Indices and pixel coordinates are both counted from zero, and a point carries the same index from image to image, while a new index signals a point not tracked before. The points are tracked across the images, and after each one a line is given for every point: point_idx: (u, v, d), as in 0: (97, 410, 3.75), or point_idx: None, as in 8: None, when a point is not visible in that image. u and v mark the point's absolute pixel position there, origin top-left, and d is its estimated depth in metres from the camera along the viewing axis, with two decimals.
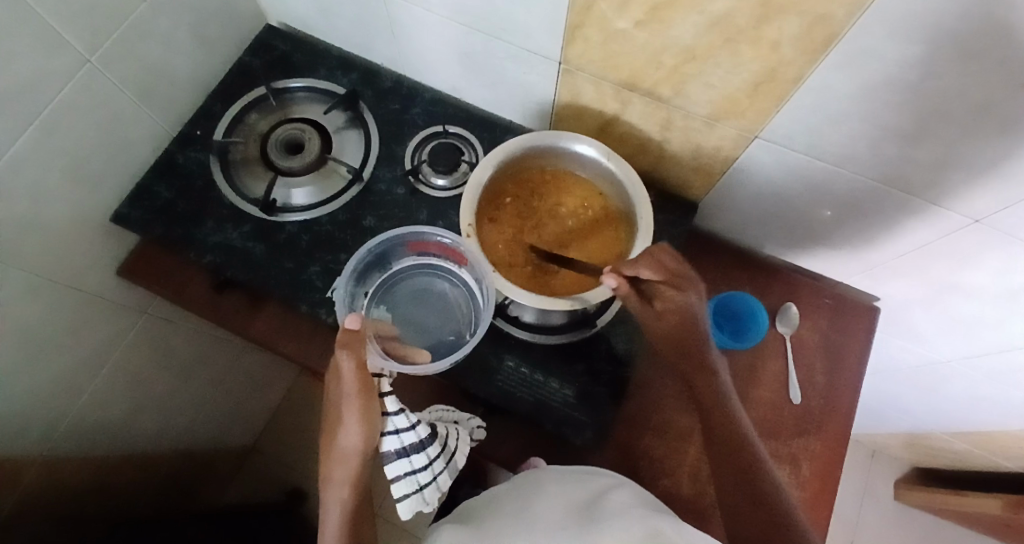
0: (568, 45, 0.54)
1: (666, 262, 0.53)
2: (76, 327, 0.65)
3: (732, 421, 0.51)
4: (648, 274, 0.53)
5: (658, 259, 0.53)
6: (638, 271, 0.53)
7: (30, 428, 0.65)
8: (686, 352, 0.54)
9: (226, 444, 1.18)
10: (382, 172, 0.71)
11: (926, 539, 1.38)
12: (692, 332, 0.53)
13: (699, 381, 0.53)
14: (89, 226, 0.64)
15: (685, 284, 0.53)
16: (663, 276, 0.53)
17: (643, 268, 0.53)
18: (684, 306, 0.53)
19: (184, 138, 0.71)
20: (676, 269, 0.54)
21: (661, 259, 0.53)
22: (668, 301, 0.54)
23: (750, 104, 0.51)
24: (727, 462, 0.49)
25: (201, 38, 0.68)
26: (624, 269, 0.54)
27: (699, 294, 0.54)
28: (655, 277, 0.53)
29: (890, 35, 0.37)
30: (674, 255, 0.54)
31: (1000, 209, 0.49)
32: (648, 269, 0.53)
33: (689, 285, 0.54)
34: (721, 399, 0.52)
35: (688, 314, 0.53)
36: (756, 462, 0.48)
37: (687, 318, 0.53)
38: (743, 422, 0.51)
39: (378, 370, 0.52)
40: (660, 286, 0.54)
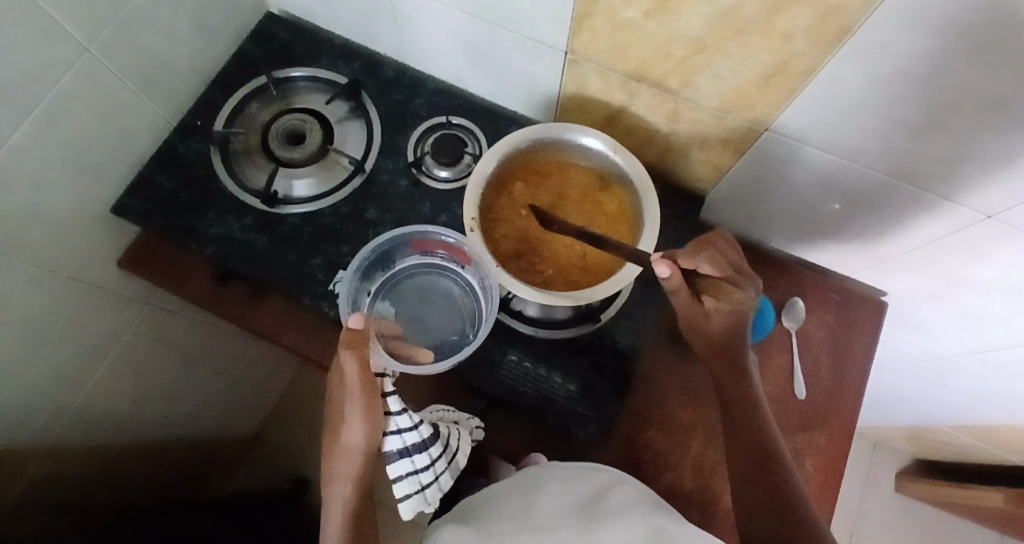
0: (574, 34, 0.53)
1: (726, 258, 0.54)
2: (78, 319, 0.65)
3: (756, 424, 0.52)
4: (708, 268, 0.53)
5: (719, 255, 0.54)
6: (699, 264, 0.54)
7: (35, 417, 0.65)
8: (728, 353, 0.55)
9: (231, 432, 1.19)
10: (385, 163, 0.70)
11: (926, 530, 1.39)
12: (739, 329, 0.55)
13: (729, 384, 0.55)
14: (90, 217, 0.63)
15: (745, 282, 0.54)
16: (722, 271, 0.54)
17: (703, 261, 0.53)
18: (739, 303, 0.54)
19: (184, 128, 0.70)
20: (734, 266, 0.55)
21: (722, 255, 0.54)
22: (725, 298, 0.55)
23: (760, 96, 0.50)
24: (749, 455, 0.51)
25: (200, 26, 0.67)
26: (682, 260, 0.54)
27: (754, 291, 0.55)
28: (715, 273, 0.54)
29: (907, 28, 0.36)
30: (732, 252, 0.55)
31: (1012, 205, 0.48)
32: (709, 263, 0.53)
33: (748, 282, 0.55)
34: (751, 401, 0.54)
35: (739, 311, 0.54)
36: (777, 464, 0.50)
37: (738, 315, 0.55)
38: (769, 423, 0.53)
39: (381, 370, 0.53)
40: (717, 280, 0.54)
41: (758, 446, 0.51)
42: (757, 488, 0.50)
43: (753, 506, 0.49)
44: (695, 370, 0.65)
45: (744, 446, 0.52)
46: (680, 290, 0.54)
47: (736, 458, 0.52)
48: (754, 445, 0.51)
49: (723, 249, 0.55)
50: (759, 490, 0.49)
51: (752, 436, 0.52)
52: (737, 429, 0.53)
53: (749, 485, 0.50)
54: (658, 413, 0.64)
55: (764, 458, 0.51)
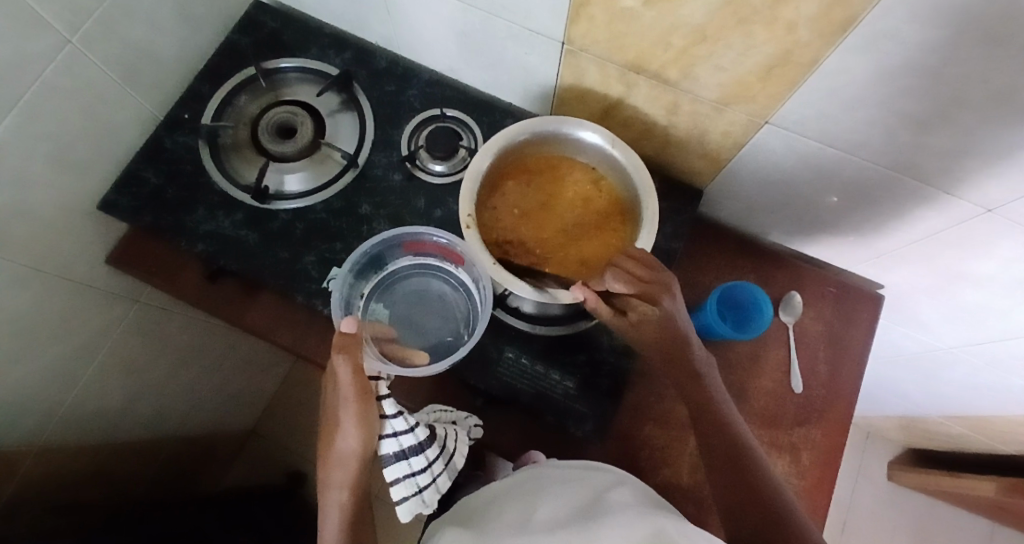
0: (572, 24, 0.51)
1: (636, 272, 0.52)
2: (66, 317, 0.64)
3: (725, 423, 0.52)
4: (618, 287, 0.52)
5: (627, 272, 0.52)
6: (609, 285, 0.52)
7: (25, 418, 0.64)
8: (673, 360, 0.54)
9: (225, 427, 1.19)
10: (378, 157, 0.68)
11: (917, 518, 1.41)
12: (672, 339, 0.53)
13: (689, 388, 0.54)
14: (75, 214, 0.62)
15: (659, 294, 0.52)
16: (633, 289, 0.52)
17: (612, 281, 0.52)
18: (658, 319, 0.52)
19: (171, 121, 0.68)
20: (648, 279, 0.52)
21: (631, 270, 0.52)
22: (641, 314, 0.53)
23: (762, 88, 0.49)
24: (724, 458, 0.51)
25: (185, 15, 0.65)
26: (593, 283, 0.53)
27: (671, 300, 0.52)
28: (627, 290, 0.52)
29: (917, 20, 0.35)
30: (647, 262, 0.53)
31: (1013, 198, 0.48)
32: (618, 282, 0.52)
33: (665, 293, 0.52)
34: (711, 402, 0.53)
35: (665, 324, 0.52)
36: (752, 460, 0.50)
37: (665, 327, 0.52)
38: (736, 422, 0.52)
39: (376, 373, 0.53)
40: (630, 298, 0.53)
41: (731, 445, 0.51)
42: (733, 490, 0.49)
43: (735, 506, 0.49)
44: None
45: (717, 446, 0.51)
46: (600, 311, 0.54)
47: (714, 460, 0.51)
48: (725, 445, 0.51)
49: (634, 265, 0.52)
50: (737, 490, 0.49)
51: (722, 435, 0.51)
52: (708, 430, 0.52)
53: (726, 485, 0.50)
54: (655, 409, 0.64)
55: (736, 456, 0.50)
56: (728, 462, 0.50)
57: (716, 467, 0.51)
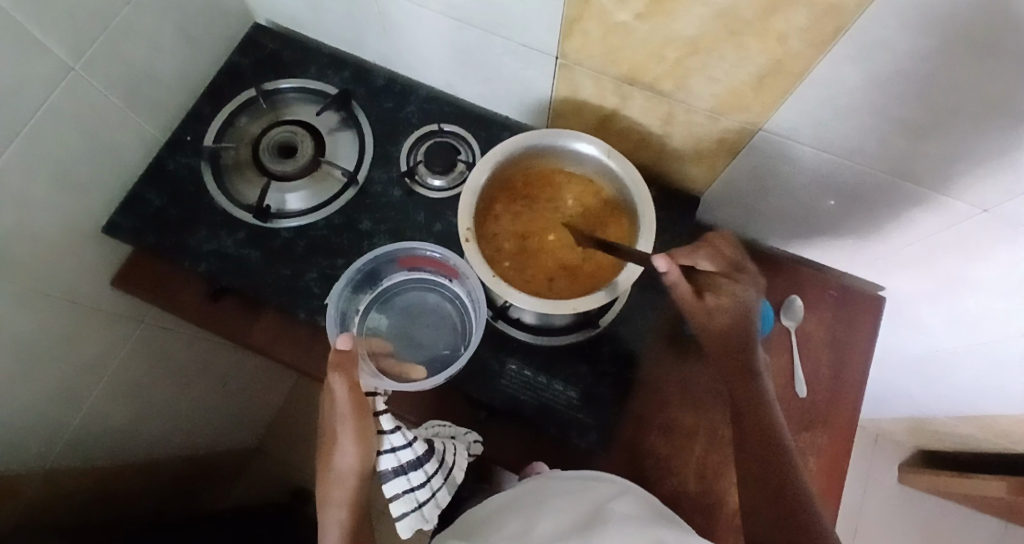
0: (566, 39, 0.52)
1: (724, 253, 0.53)
2: (71, 339, 0.65)
3: (767, 424, 0.50)
4: (706, 264, 0.52)
5: (714, 250, 0.53)
6: (697, 260, 0.52)
7: (31, 440, 0.64)
8: (730, 351, 0.53)
9: (230, 445, 1.18)
10: (378, 173, 0.69)
11: (929, 521, 1.39)
12: (744, 331, 0.52)
13: (738, 385, 0.52)
14: (80, 236, 0.62)
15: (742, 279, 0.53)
16: (720, 268, 0.53)
17: (702, 258, 0.52)
18: (740, 301, 0.52)
19: (173, 143, 0.70)
20: (735, 265, 0.53)
21: (721, 250, 0.53)
22: (721, 295, 0.52)
23: (754, 98, 0.49)
24: (757, 456, 0.49)
25: (186, 39, 0.66)
26: (682, 256, 0.52)
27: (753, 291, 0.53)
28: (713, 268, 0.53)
29: (905, 27, 0.36)
30: (735, 250, 0.54)
31: (1008, 200, 0.48)
32: (708, 258, 0.52)
33: (748, 283, 0.53)
34: (760, 403, 0.51)
35: (742, 310, 0.52)
36: (786, 464, 0.48)
37: (741, 315, 0.52)
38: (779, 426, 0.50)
39: (372, 389, 0.54)
40: (715, 279, 0.53)
41: (766, 449, 0.49)
42: (760, 496, 0.47)
43: (758, 510, 0.47)
44: (697, 372, 0.65)
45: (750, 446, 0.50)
46: (679, 288, 0.52)
47: (746, 460, 0.50)
48: (763, 448, 0.49)
49: (721, 246, 0.54)
50: (761, 491, 0.48)
51: (760, 437, 0.49)
52: (745, 431, 0.50)
53: (754, 487, 0.48)
54: (660, 416, 0.64)
55: (771, 457, 0.48)
56: (759, 464, 0.49)
57: (747, 467, 0.49)
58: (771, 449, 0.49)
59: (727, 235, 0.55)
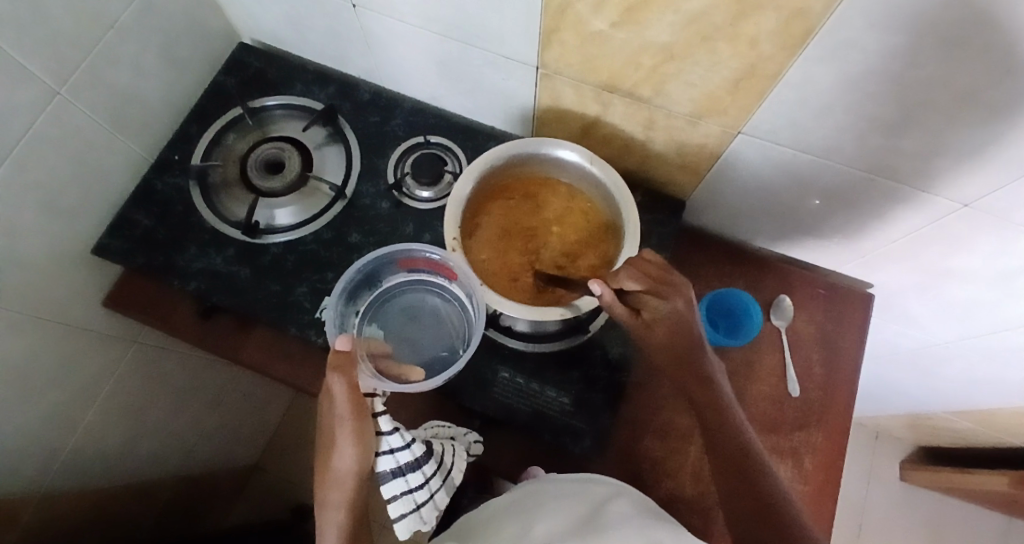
0: (545, 49, 0.53)
1: (649, 271, 0.50)
2: (64, 361, 0.64)
3: (733, 430, 0.50)
4: (631, 285, 0.50)
5: (640, 269, 0.50)
6: (622, 282, 0.50)
7: (27, 464, 0.64)
8: (685, 366, 0.50)
9: (227, 464, 1.18)
10: (365, 186, 0.70)
11: (932, 518, 1.39)
12: (687, 343, 0.49)
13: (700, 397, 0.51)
14: (69, 259, 0.62)
15: (671, 292, 0.48)
16: (645, 285, 0.49)
17: (626, 279, 0.50)
18: (672, 316, 0.48)
19: (161, 163, 0.70)
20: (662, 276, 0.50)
21: (644, 268, 0.50)
22: (654, 312, 0.49)
23: (732, 101, 0.50)
24: (727, 461, 0.49)
25: (172, 61, 0.67)
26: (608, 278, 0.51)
27: (688, 302, 0.49)
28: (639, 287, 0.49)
29: (871, 27, 0.37)
30: (659, 263, 0.51)
31: (987, 193, 0.48)
32: (631, 277, 0.49)
33: (676, 294, 0.49)
34: (723, 407, 0.50)
35: (678, 326, 0.49)
36: (756, 465, 0.48)
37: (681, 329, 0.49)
38: (743, 428, 0.50)
39: (371, 390, 0.52)
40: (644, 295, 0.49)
41: (740, 452, 0.49)
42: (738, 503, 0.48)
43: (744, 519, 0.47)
44: None
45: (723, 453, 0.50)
46: (613, 310, 0.51)
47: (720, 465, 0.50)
48: (737, 452, 0.49)
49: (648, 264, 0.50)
50: (743, 499, 0.47)
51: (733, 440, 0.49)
52: (715, 438, 0.50)
53: (733, 491, 0.48)
54: (655, 420, 0.64)
55: (741, 460, 0.49)
56: (739, 474, 0.48)
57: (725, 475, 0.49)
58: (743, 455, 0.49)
59: (651, 252, 0.51)
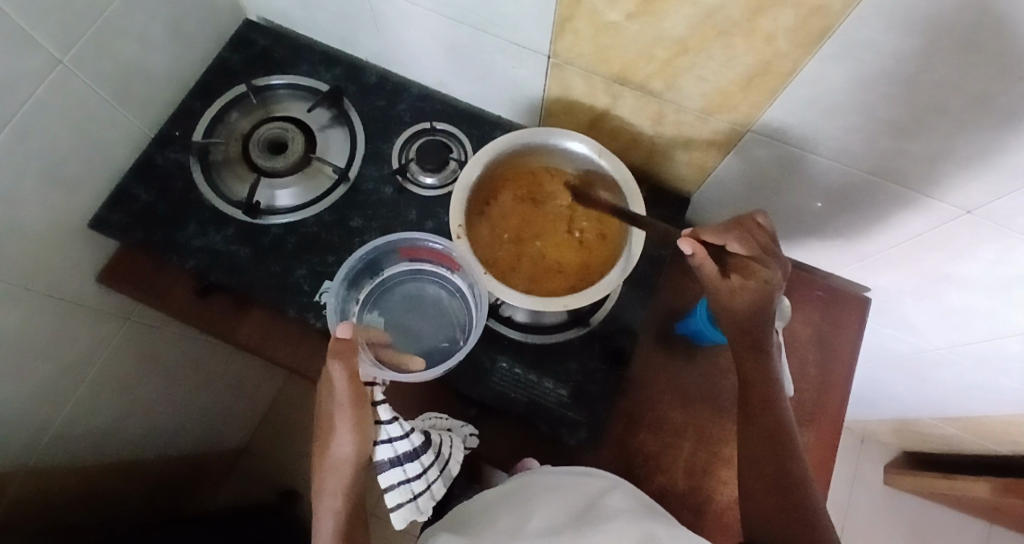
0: (558, 38, 0.53)
1: (758, 241, 0.53)
2: (56, 335, 0.64)
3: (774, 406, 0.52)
4: (736, 247, 0.53)
5: (750, 237, 0.53)
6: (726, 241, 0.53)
7: (15, 437, 0.63)
8: (750, 333, 0.54)
9: (217, 446, 1.17)
10: (369, 170, 0.69)
11: (914, 521, 1.41)
12: (764, 314, 0.53)
13: (750, 359, 0.54)
14: (65, 232, 0.61)
15: (774, 266, 0.52)
16: (749, 251, 0.52)
17: (732, 241, 0.53)
18: (767, 286, 0.52)
19: (162, 138, 0.69)
20: (768, 251, 0.53)
21: (755, 238, 0.53)
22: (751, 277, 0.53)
23: (743, 97, 0.50)
24: (764, 425, 0.51)
25: (177, 33, 0.66)
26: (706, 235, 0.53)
27: (781, 280, 0.53)
28: (744, 252, 0.53)
29: (889, 28, 0.36)
30: (769, 236, 0.53)
31: (992, 200, 0.49)
32: (738, 241, 0.52)
33: (780, 269, 0.52)
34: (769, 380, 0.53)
35: (768, 295, 0.52)
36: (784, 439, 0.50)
37: (765, 300, 0.52)
38: (783, 408, 0.52)
39: (371, 379, 0.51)
40: (745, 262, 0.53)
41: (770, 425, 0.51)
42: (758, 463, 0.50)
43: (751, 481, 0.50)
44: (688, 373, 0.65)
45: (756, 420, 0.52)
46: (704, 266, 0.54)
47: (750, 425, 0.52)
48: (767, 432, 0.51)
49: (760, 235, 0.53)
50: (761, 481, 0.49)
51: (771, 423, 0.51)
52: (754, 404, 0.53)
53: (752, 446, 0.51)
54: (650, 415, 0.64)
55: (775, 429, 0.51)
56: (761, 437, 0.51)
57: (751, 436, 0.51)
58: (775, 424, 0.51)
59: (767, 221, 0.54)
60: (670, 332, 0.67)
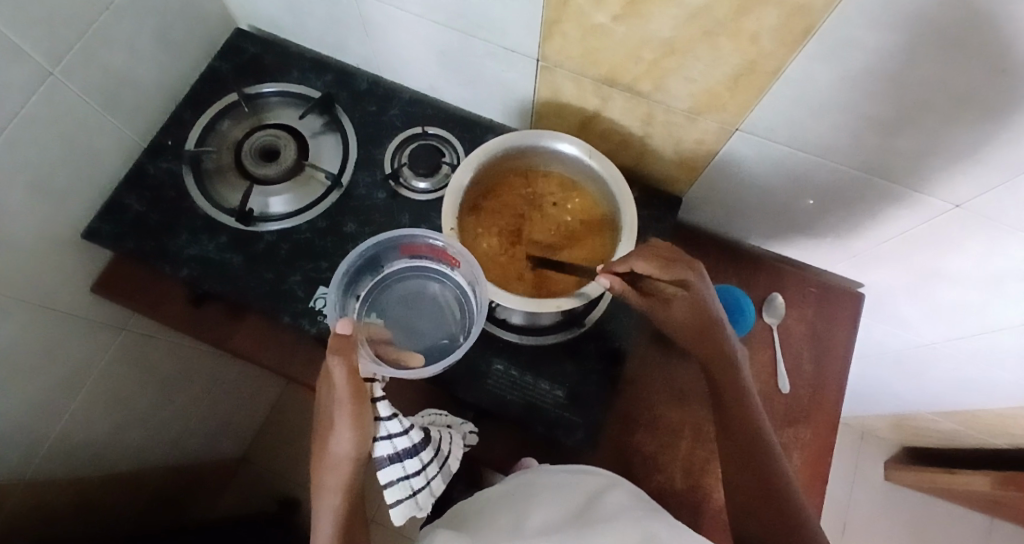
0: (546, 41, 0.53)
1: (659, 254, 0.51)
2: (51, 346, 0.63)
3: (749, 419, 0.51)
4: (643, 267, 0.50)
5: (652, 252, 0.51)
6: (632, 266, 0.51)
7: (12, 450, 0.63)
8: (704, 343, 0.52)
9: (214, 456, 1.17)
10: (362, 176, 0.69)
11: (915, 517, 1.41)
12: (705, 321, 0.51)
13: (717, 372, 0.53)
14: (58, 243, 0.61)
15: (685, 275, 0.51)
16: (659, 268, 0.50)
17: (637, 261, 0.51)
18: (690, 296, 0.51)
19: (154, 148, 0.69)
20: (673, 259, 0.51)
21: (654, 252, 0.51)
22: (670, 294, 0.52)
23: (731, 97, 0.50)
24: (741, 447, 0.50)
25: (167, 44, 0.66)
26: (616, 267, 0.52)
27: (698, 277, 0.51)
28: (651, 271, 0.50)
29: (872, 25, 0.37)
30: (669, 247, 0.52)
31: (982, 193, 0.49)
32: (642, 260, 0.50)
33: (691, 273, 0.51)
34: (740, 391, 0.52)
35: (696, 301, 0.51)
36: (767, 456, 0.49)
37: (694, 308, 0.51)
38: (759, 417, 0.51)
39: (371, 375, 0.50)
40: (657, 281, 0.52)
41: (753, 447, 0.50)
42: (746, 492, 0.49)
43: (742, 497, 0.49)
44: (685, 371, 0.65)
45: (737, 443, 0.50)
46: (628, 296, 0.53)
47: (732, 449, 0.51)
48: (748, 451, 0.50)
49: (661, 250, 0.52)
50: (754, 510, 0.48)
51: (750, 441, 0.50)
52: (728, 421, 0.51)
53: (737, 473, 0.50)
54: (646, 414, 0.64)
55: (754, 447, 0.50)
56: (741, 458, 0.50)
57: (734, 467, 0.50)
58: (753, 437, 0.50)
59: (659, 241, 0.53)
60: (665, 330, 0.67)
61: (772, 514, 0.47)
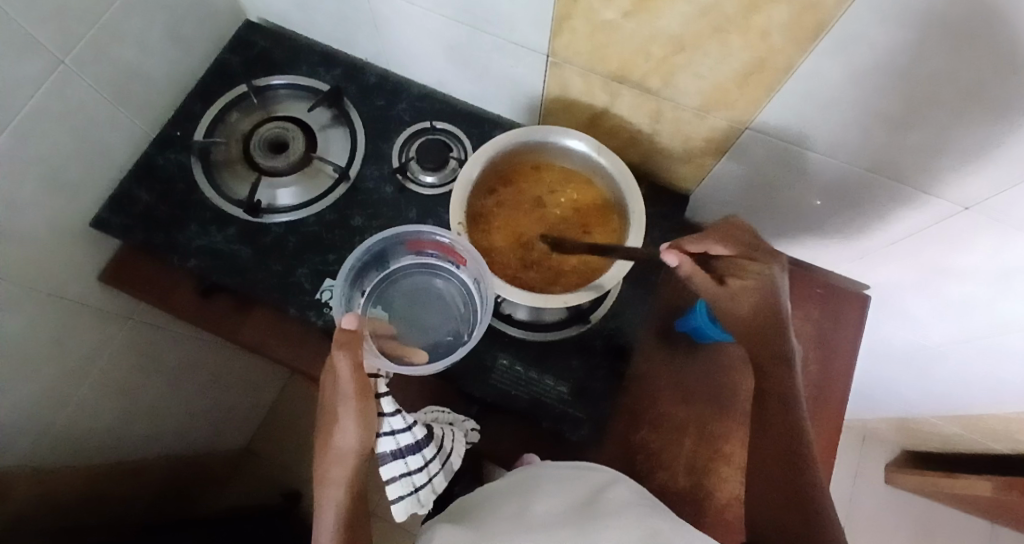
0: (555, 37, 0.53)
1: (740, 238, 0.53)
2: (60, 335, 0.64)
3: (789, 413, 0.51)
4: (719, 247, 0.51)
5: (727, 233, 0.53)
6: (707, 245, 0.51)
7: (21, 437, 0.64)
8: (765, 339, 0.52)
9: (219, 447, 1.18)
10: (369, 169, 0.69)
11: (917, 520, 1.41)
12: (772, 314, 0.51)
13: (769, 366, 0.52)
14: (68, 233, 0.62)
15: (764, 260, 0.52)
16: (736, 250, 0.52)
17: (713, 242, 0.51)
18: (766, 282, 0.51)
19: (163, 139, 0.69)
20: (751, 246, 0.53)
21: (735, 235, 0.53)
22: (746, 277, 0.51)
23: (740, 95, 0.50)
24: (778, 439, 0.50)
25: (177, 36, 0.66)
26: (688, 245, 0.51)
27: (778, 270, 0.52)
28: (729, 251, 0.52)
29: (883, 21, 0.37)
30: (749, 234, 0.54)
31: (992, 194, 0.49)
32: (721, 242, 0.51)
33: (772, 261, 0.52)
34: (789, 386, 0.51)
35: (773, 287, 0.51)
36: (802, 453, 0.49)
37: (767, 297, 0.51)
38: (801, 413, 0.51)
39: (375, 371, 0.51)
40: (735, 261, 0.52)
41: (787, 437, 0.50)
42: (772, 485, 0.48)
43: (773, 487, 0.48)
44: (689, 368, 0.65)
45: (773, 433, 0.50)
46: (698, 280, 0.51)
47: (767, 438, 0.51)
48: (782, 443, 0.50)
49: (738, 233, 0.53)
50: (777, 500, 0.47)
51: (785, 433, 0.50)
52: (766, 412, 0.52)
53: (767, 463, 0.50)
54: (650, 411, 0.64)
55: (791, 443, 0.49)
56: (774, 448, 0.50)
57: (768, 459, 0.50)
58: (792, 431, 0.50)
59: (741, 223, 0.54)
60: (671, 328, 0.67)
61: (799, 507, 0.46)
